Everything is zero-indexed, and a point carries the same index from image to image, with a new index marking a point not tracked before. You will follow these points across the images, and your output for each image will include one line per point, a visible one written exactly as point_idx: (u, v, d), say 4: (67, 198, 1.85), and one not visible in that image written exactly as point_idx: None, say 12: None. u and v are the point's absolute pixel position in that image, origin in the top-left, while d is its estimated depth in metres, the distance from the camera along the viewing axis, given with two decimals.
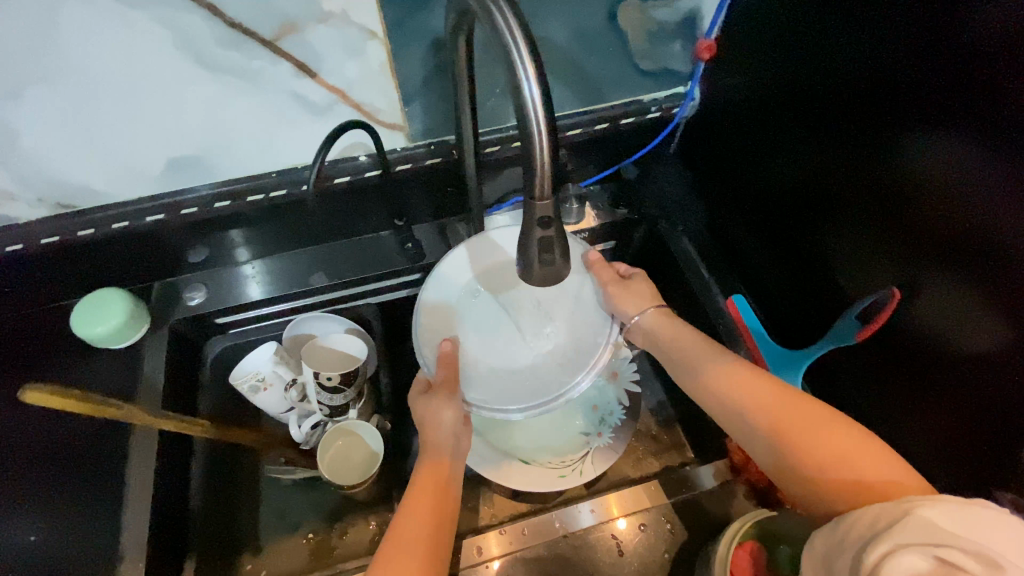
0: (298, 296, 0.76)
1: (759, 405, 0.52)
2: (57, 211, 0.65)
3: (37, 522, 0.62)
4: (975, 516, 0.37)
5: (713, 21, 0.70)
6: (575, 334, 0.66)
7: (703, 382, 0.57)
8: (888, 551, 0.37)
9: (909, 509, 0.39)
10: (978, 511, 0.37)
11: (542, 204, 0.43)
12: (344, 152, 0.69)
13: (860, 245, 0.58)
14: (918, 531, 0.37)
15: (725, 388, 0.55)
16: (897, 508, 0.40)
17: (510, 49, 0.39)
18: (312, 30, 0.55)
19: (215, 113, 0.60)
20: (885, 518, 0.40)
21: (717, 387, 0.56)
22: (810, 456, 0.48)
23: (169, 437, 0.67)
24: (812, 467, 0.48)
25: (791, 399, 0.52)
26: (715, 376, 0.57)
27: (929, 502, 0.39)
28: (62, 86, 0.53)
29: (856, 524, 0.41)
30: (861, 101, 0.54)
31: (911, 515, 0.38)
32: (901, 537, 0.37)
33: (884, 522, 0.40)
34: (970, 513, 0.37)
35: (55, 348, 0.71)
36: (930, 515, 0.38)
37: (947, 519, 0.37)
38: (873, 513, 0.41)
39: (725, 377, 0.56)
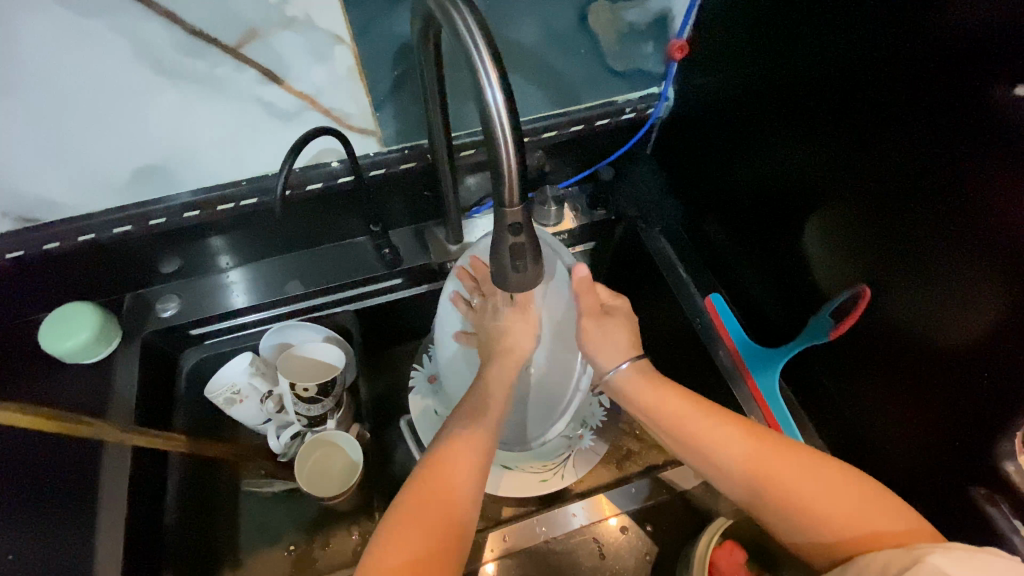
0: (274, 305, 0.75)
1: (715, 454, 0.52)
2: (20, 224, 0.63)
3: (7, 544, 0.61)
4: (985, 562, 0.38)
5: (685, 20, 0.71)
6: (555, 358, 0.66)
7: (682, 433, 0.55)
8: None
9: (920, 555, 0.41)
10: (989, 558, 0.39)
11: (512, 211, 0.42)
12: (316, 158, 0.68)
13: (834, 243, 0.58)
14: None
15: (708, 440, 0.53)
16: (909, 554, 0.41)
17: (473, 56, 0.39)
18: (277, 36, 0.54)
19: (180, 122, 0.59)
20: (897, 565, 0.41)
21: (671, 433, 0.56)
22: (810, 508, 0.47)
23: (143, 452, 0.65)
24: (815, 520, 0.47)
25: (778, 453, 0.50)
26: (695, 428, 0.54)
27: (938, 550, 0.40)
28: (19, 97, 0.52)
29: (866, 566, 0.43)
30: (831, 100, 0.54)
31: (923, 563, 0.39)
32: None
33: (895, 567, 0.41)
34: (980, 561, 0.38)
35: (22, 365, 0.70)
36: (941, 562, 0.39)
37: (959, 567, 0.38)
38: (882, 558, 0.42)
39: (707, 430, 0.53)
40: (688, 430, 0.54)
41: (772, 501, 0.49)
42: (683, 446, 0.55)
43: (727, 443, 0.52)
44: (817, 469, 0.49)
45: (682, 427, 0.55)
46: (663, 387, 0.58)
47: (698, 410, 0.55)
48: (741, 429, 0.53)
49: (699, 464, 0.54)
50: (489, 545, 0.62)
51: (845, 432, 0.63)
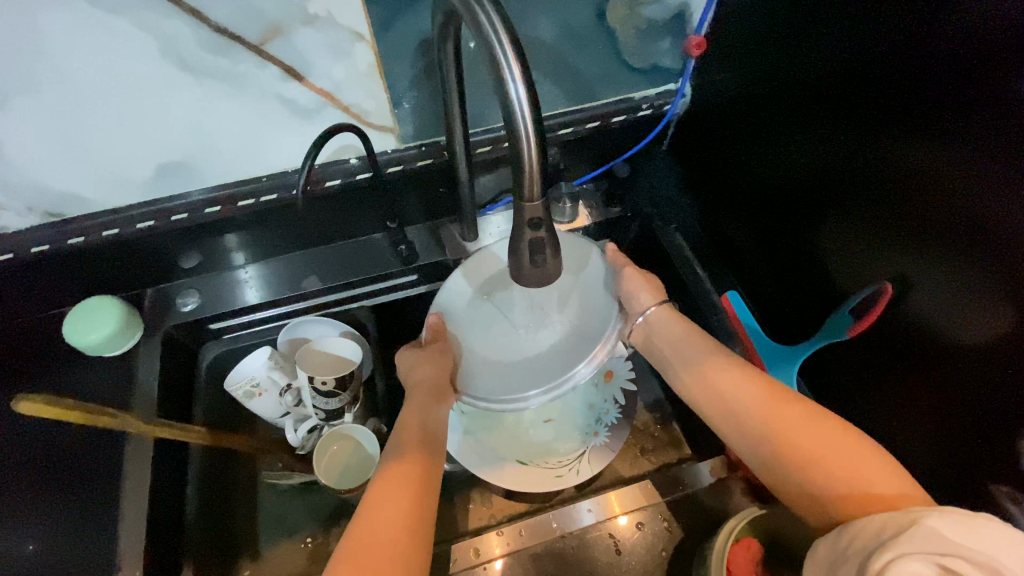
0: (292, 300, 0.76)
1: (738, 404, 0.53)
2: (46, 219, 0.64)
3: (33, 532, 0.62)
4: (981, 528, 0.37)
5: (702, 16, 0.70)
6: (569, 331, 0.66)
7: (705, 383, 0.56)
8: (892, 557, 0.37)
9: (915, 518, 0.39)
10: (987, 525, 0.37)
11: (532, 205, 0.43)
12: (335, 154, 0.69)
13: (853, 239, 0.58)
14: (924, 540, 0.37)
15: (732, 392, 0.54)
16: (905, 516, 0.39)
17: (496, 52, 0.39)
18: (298, 33, 0.55)
19: (202, 118, 0.60)
20: (891, 527, 0.39)
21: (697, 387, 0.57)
22: (809, 460, 0.47)
23: (164, 443, 0.66)
24: (810, 471, 0.47)
25: (791, 405, 0.51)
26: (718, 379, 0.56)
27: (934, 512, 0.38)
28: (49, 93, 0.53)
29: (858, 532, 0.41)
30: (851, 96, 0.54)
31: (918, 524, 0.38)
32: (907, 546, 0.37)
33: (891, 530, 0.39)
34: (977, 524, 0.37)
35: (48, 357, 0.71)
36: (937, 523, 0.37)
37: (951, 527, 0.37)
38: (877, 522, 0.40)
39: (728, 382, 0.55)
40: (710, 380, 0.56)
41: (774, 447, 0.49)
42: (705, 394, 0.56)
43: (746, 394, 0.53)
44: (828, 425, 0.48)
45: (706, 377, 0.56)
46: (698, 343, 0.60)
47: (726, 363, 0.56)
48: (764, 383, 0.54)
49: (714, 411, 0.55)
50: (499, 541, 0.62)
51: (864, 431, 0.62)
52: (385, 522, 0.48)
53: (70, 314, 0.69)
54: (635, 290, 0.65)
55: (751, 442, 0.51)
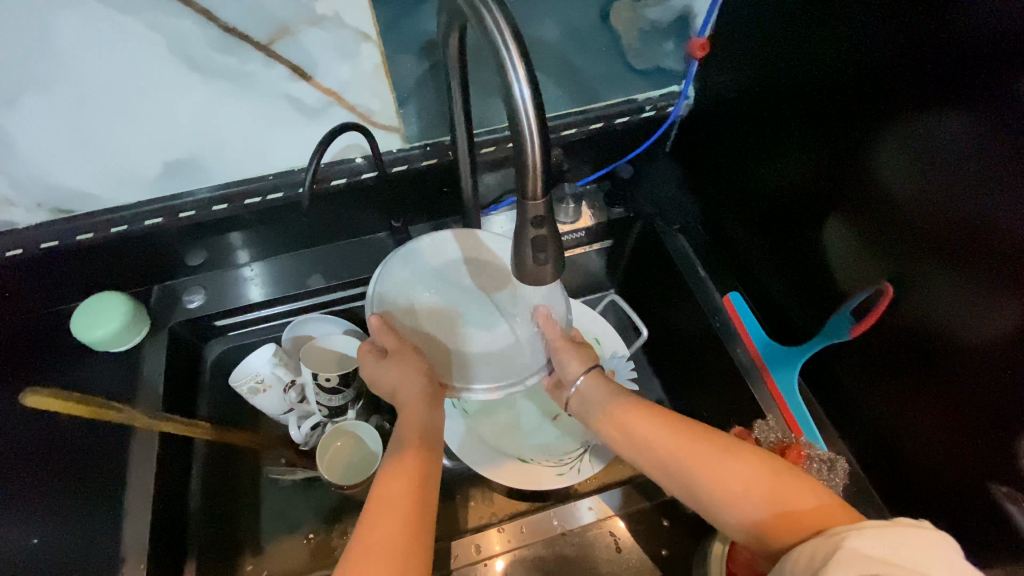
0: (296, 298, 0.77)
1: (658, 445, 0.54)
2: (55, 215, 0.65)
3: (39, 525, 0.63)
4: (900, 538, 0.38)
5: (705, 19, 0.71)
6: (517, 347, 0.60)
7: (625, 431, 0.57)
8: None
9: (840, 541, 0.40)
10: (901, 532, 0.39)
11: (535, 204, 0.43)
12: (341, 154, 0.70)
13: (853, 241, 0.58)
14: (851, 563, 0.38)
15: (652, 433, 0.55)
16: (830, 542, 0.40)
17: (502, 52, 0.40)
18: (307, 33, 0.56)
19: (210, 117, 0.61)
20: (819, 553, 0.40)
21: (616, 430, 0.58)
22: (733, 491, 0.49)
23: (169, 438, 0.67)
24: (733, 501, 0.49)
25: (707, 442, 0.52)
26: (636, 425, 0.56)
27: (854, 531, 0.40)
28: (60, 91, 0.54)
29: (793, 560, 0.41)
30: (853, 98, 0.54)
31: (842, 548, 0.39)
32: (841, 568, 0.38)
33: (819, 557, 0.40)
34: (896, 534, 0.38)
35: (56, 352, 0.72)
36: (858, 544, 0.39)
37: (873, 546, 0.38)
38: (809, 549, 0.41)
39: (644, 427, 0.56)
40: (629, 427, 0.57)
41: (697, 481, 0.51)
42: (628, 438, 0.57)
43: (663, 437, 0.54)
44: (745, 455, 0.51)
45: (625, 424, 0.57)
46: (609, 394, 0.61)
47: (639, 408, 0.58)
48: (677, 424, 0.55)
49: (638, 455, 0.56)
50: (500, 539, 0.63)
51: (863, 432, 0.63)
52: (379, 538, 0.48)
53: (82, 304, 0.71)
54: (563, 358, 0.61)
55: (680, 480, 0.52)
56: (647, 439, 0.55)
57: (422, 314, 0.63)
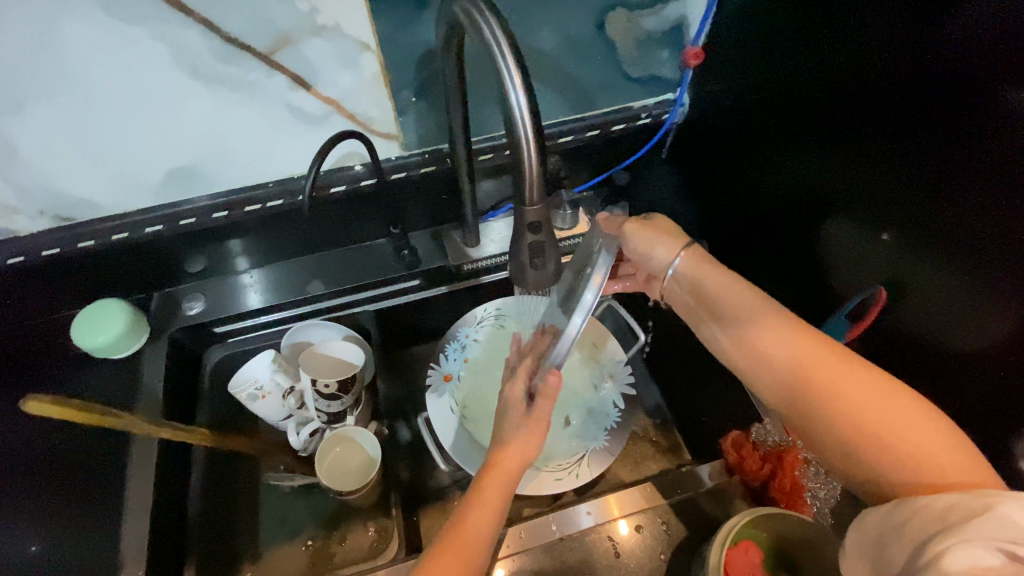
0: (296, 304, 0.77)
1: (772, 354, 0.47)
2: (57, 223, 0.66)
3: (37, 532, 0.63)
4: None
5: (699, 28, 0.72)
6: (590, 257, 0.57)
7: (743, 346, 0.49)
8: (954, 543, 0.35)
9: (989, 502, 0.36)
10: None
11: (533, 209, 0.44)
12: (340, 161, 0.71)
13: (849, 247, 0.59)
14: (996, 526, 0.34)
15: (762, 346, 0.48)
16: (975, 500, 0.36)
17: (498, 62, 0.41)
18: (308, 43, 0.57)
19: (211, 124, 0.61)
20: (959, 509, 0.36)
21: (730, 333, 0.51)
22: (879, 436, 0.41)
23: (168, 445, 0.67)
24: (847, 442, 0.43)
25: (834, 360, 0.44)
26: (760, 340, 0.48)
27: (1014, 498, 0.35)
28: (64, 100, 0.54)
29: (915, 514, 0.38)
30: (847, 105, 0.55)
31: (992, 511, 0.35)
32: (970, 532, 0.35)
33: (957, 512, 0.36)
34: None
35: (55, 360, 0.72)
36: (1013, 512, 0.34)
37: None
38: (943, 502, 0.37)
39: (777, 342, 0.47)
40: (750, 342, 0.49)
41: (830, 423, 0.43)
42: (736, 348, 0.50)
43: (794, 356, 0.46)
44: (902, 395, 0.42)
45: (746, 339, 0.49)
46: (713, 274, 0.53)
47: (766, 321, 0.48)
48: (820, 342, 0.46)
49: (761, 367, 0.48)
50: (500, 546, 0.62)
51: None
52: None
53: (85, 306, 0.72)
54: (647, 247, 0.56)
55: (789, 399, 0.46)
56: (761, 347, 0.48)
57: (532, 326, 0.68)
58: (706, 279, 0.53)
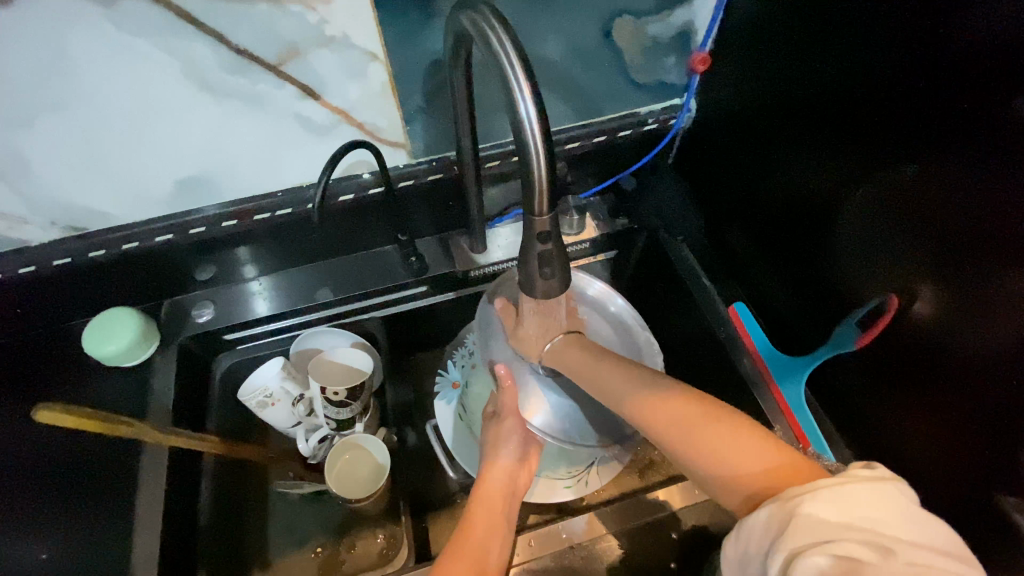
0: (305, 312, 0.77)
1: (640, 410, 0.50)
2: (68, 233, 0.66)
3: (49, 539, 0.63)
4: (857, 493, 0.36)
5: (707, 34, 0.72)
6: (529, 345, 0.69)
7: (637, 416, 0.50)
8: (788, 558, 0.35)
9: (794, 507, 0.36)
10: (852, 487, 0.36)
11: (541, 220, 0.44)
12: (348, 170, 0.71)
13: (859, 253, 0.59)
14: (806, 532, 0.35)
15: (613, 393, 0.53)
16: (783, 507, 0.37)
17: (507, 72, 0.41)
18: (316, 54, 0.57)
19: (220, 135, 0.62)
20: (774, 520, 0.37)
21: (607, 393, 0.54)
22: (733, 461, 0.43)
23: (178, 452, 0.68)
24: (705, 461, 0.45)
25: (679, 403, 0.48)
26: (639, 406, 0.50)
27: (809, 495, 0.36)
28: (76, 114, 0.55)
29: (753, 528, 0.38)
30: (856, 110, 0.55)
31: (797, 517, 0.36)
32: (795, 541, 0.35)
33: (773, 525, 0.37)
34: (852, 494, 0.36)
35: (66, 367, 0.73)
36: (814, 509, 0.36)
37: (828, 509, 0.35)
38: (763, 517, 0.38)
39: (665, 406, 0.48)
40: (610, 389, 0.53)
41: (693, 455, 0.46)
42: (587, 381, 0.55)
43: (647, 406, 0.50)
44: (743, 424, 0.45)
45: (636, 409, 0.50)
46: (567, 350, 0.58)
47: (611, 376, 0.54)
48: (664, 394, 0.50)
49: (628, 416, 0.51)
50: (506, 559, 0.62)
51: (871, 443, 0.62)
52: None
53: (93, 322, 0.71)
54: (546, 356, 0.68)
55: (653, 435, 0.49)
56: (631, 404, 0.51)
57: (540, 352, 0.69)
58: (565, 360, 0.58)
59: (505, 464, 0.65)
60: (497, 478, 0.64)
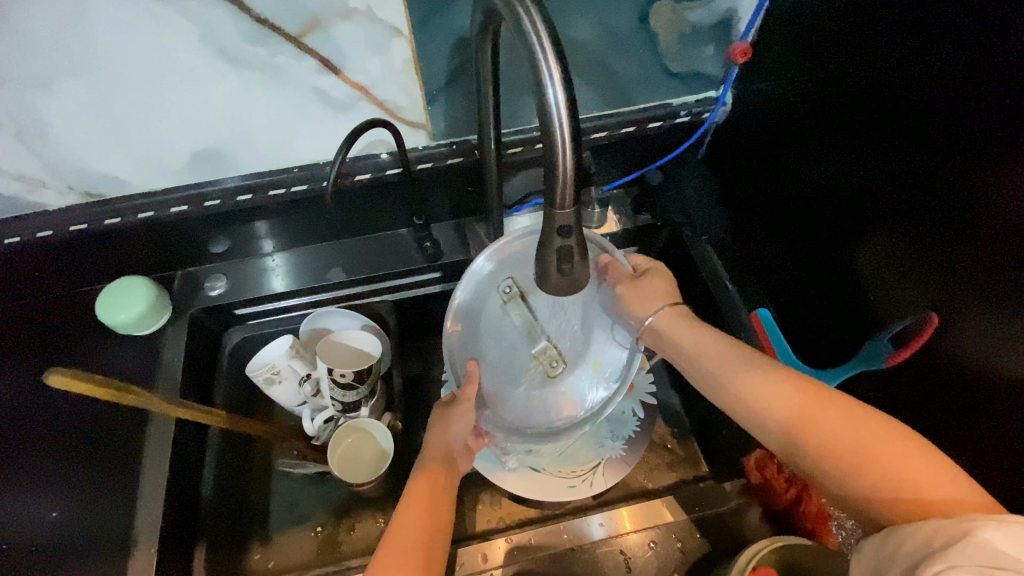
0: (317, 291, 0.77)
1: (757, 401, 0.49)
2: (85, 198, 0.66)
3: (57, 502, 0.64)
4: None
5: (750, 23, 0.68)
6: (488, 337, 0.64)
7: (744, 400, 0.50)
8: (942, 570, 0.35)
9: (969, 528, 0.36)
10: None
11: (563, 212, 0.41)
12: (366, 149, 0.69)
13: (896, 264, 0.55)
14: (975, 553, 0.35)
15: (745, 395, 0.50)
16: (956, 525, 0.37)
17: (536, 54, 0.38)
18: (338, 27, 0.55)
19: (237, 106, 0.60)
20: (940, 535, 0.37)
21: (726, 385, 0.52)
22: (817, 429, 0.45)
23: (184, 425, 0.67)
24: (820, 451, 0.45)
25: (802, 391, 0.47)
26: (751, 390, 0.50)
27: (990, 522, 0.36)
28: (91, 78, 0.54)
29: (909, 537, 0.39)
30: (902, 113, 0.51)
31: (970, 536, 0.36)
32: (957, 558, 0.35)
33: (938, 539, 0.37)
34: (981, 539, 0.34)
35: (80, 333, 0.73)
36: (992, 537, 0.35)
37: (1009, 541, 0.34)
38: (924, 530, 0.38)
39: (767, 390, 0.49)
40: (727, 393, 0.51)
41: (792, 440, 0.47)
42: (707, 385, 0.54)
43: (779, 403, 0.48)
44: (881, 423, 0.44)
45: (744, 391, 0.50)
46: (676, 318, 0.58)
47: (742, 372, 0.51)
48: (801, 391, 0.48)
49: (750, 425, 0.50)
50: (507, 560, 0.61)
51: None
52: (404, 553, 0.52)
53: (98, 305, 0.70)
54: (506, 355, 0.64)
55: (778, 435, 0.48)
56: (745, 396, 0.50)
57: (490, 341, 0.64)
58: (687, 342, 0.56)
59: (437, 459, 0.61)
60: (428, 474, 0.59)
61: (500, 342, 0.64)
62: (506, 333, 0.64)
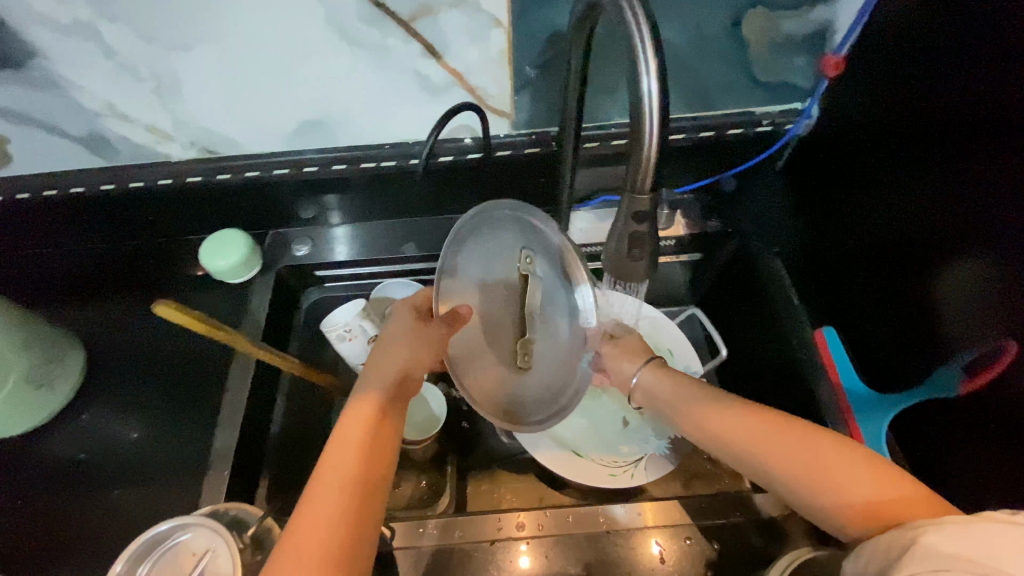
0: (390, 262, 0.82)
1: (720, 431, 0.53)
2: (203, 154, 0.74)
3: (151, 418, 0.72)
4: (980, 533, 0.35)
5: (845, 36, 0.67)
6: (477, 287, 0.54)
7: (709, 430, 0.54)
8: None
9: (915, 536, 0.38)
10: (980, 527, 0.36)
11: (641, 198, 0.43)
12: (452, 133, 0.74)
13: (976, 289, 0.53)
14: (924, 558, 0.36)
15: (714, 426, 0.54)
16: (904, 535, 0.39)
17: (635, 46, 0.40)
18: (445, 14, 0.60)
19: (344, 80, 0.66)
20: (896, 545, 0.39)
21: (693, 420, 0.56)
22: (777, 451, 0.49)
23: (262, 367, 0.74)
24: (784, 471, 0.48)
25: (757, 420, 0.51)
26: (714, 420, 0.54)
27: (933, 526, 0.37)
28: (225, 45, 0.61)
29: (873, 548, 0.40)
30: (998, 133, 0.49)
31: (917, 544, 0.37)
32: (912, 565, 0.37)
33: (895, 549, 0.39)
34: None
35: (182, 276, 0.82)
36: (935, 541, 0.37)
37: (947, 541, 0.36)
38: (883, 540, 0.40)
39: (726, 420, 0.53)
40: (700, 427, 0.55)
41: (756, 463, 0.50)
42: (680, 422, 0.57)
43: (743, 430, 0.51)
44: (827, 439, 0.48)
45: (707, 421, 0.54)
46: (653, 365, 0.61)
47: (704, 405, 0.56)
48: (755, 418, 0.52)
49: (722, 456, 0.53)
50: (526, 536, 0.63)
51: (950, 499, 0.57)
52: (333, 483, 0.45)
53: (200, 253, 0.78)
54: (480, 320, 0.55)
55: (744, 460, 0.51)
56: (709, 426, 0.54)
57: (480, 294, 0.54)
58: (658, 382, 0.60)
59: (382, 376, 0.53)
60: (374, 393, 0.52)
61: (488, 298, 0.54)
62: (493, 298, 0.54)
